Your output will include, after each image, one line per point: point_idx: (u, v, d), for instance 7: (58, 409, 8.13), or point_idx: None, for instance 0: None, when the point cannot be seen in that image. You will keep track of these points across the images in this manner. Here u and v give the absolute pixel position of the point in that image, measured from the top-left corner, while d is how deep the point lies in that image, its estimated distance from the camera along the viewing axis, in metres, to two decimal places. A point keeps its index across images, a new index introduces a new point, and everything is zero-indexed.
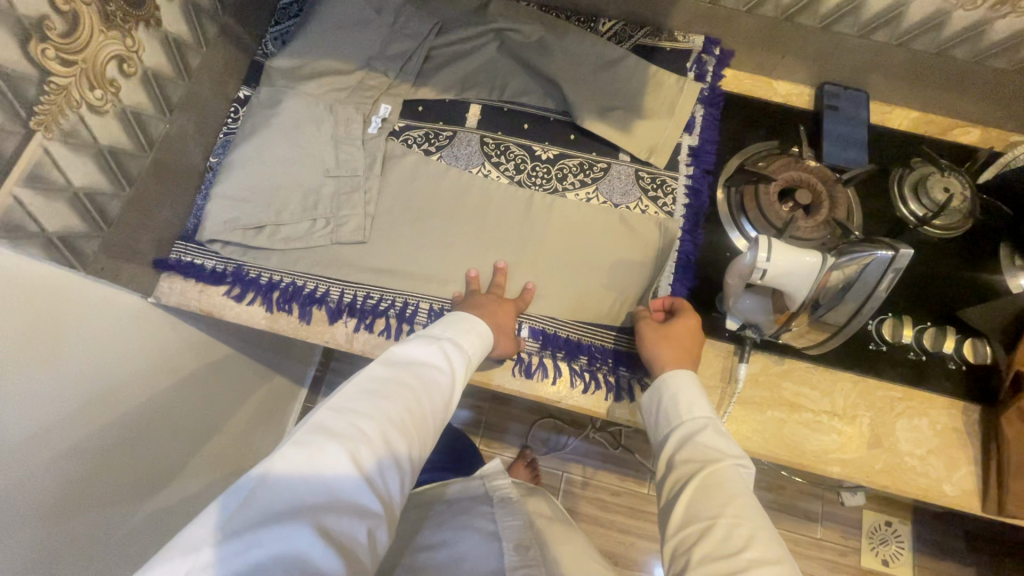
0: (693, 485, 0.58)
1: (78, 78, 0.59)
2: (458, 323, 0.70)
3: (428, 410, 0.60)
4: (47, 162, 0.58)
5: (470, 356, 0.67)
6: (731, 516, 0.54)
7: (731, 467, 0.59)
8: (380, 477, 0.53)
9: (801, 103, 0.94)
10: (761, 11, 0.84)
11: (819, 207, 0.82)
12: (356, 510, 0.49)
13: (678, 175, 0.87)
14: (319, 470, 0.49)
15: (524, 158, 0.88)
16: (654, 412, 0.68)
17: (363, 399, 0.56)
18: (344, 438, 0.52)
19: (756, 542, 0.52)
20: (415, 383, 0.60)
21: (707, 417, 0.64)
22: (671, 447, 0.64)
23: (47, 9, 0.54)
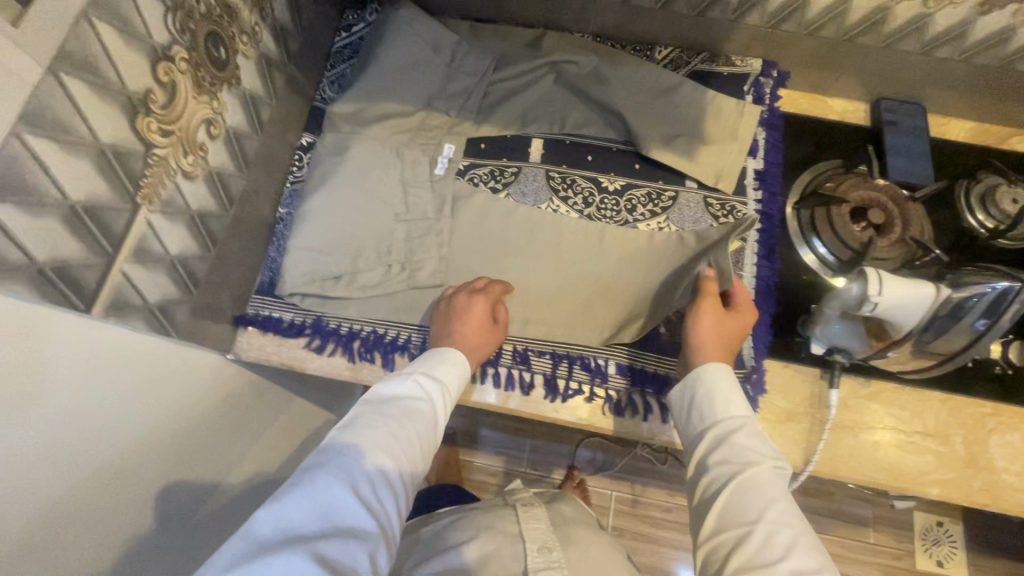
0: (727, 488, 0.58)
1: (175, 147, 0.59)
2: (432, 357, 0.71)
3: (412, 438, 0.61)
4: (149, 234, 0.57)
5: (449, 382, 0.69)
6: (769, 523, 0.54)
7: (769, 469, 0.59)
8: (374, 501, 0.54)
9: (857, 119, 0.94)
10: (824, 33, 0.84)
11: (892, 226, 0.82)
12: (350, 533, 0.50)
13: (747, 200, 0.87)
14: (310, 500, 0.51)
15: (591, 191, 0.87)
16: (685, 410, 0.68)
17: (351, 434, 0.59)
18: (333, 470, 0.54)
19: (796, 550, 0.52)
20: (397, 413, 0.63)
21: (744, 416, 0.64)
22: (701, 447, 0.64)
23: (151, 83, 0.53)
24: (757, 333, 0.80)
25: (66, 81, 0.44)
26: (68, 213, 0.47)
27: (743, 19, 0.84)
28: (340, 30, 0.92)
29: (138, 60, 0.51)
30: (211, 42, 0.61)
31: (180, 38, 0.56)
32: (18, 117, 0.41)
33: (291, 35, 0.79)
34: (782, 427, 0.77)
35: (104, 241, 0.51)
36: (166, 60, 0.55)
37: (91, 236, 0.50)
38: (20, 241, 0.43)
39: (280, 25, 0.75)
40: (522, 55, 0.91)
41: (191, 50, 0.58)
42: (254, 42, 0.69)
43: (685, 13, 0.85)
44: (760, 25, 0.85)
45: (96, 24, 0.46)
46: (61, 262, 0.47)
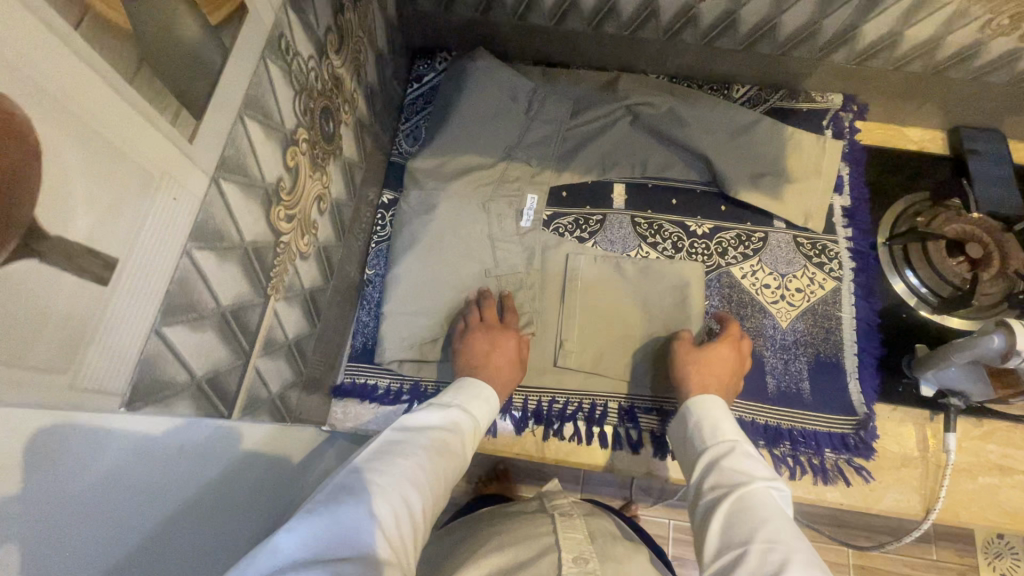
0: (722, 513, 0.54)
1: (296, 231, 0.57)
2: (464, 389, 0.66)
3: (439, 469, 0.54)
4: (274, 323, 0.55)
5: (475, 414, 0.64)
6: (761, 539, 0.50)
7: (761, 487, 0.55)
8: (391, 527, 0.46)
9: (935, 148, 0.93)
10: (910, 68, 0.83)
11: (990, 260, 0.80)
12: (361, 559, 0.42)
13: (838, 239, 0.85)
14: (327, 519, 0.44)
15: (679, 235, 0.86)
16: (684, 445, 0.66)
17: (369, 458, 0.52)
18: (350, 490, 0.47)
19: (793, 563, 0.47)
20: (422, 438, 0.56)
21: (733, 439, 0.62)
22: (701, 475, 0.60)
23: (282, 171, 0.51)
24: (864, 377, 0.78)
25: (224, 187, 0.42)
26: (219, 320, 0.45)
27: (828, 57, 0.83)
28: (412, 80, 0.92)
29: (273, 150, 0.49)
30: (323, 117, 0.59)
31: (303, 119, 0.54)
32: (188, 236, 0.39)
33: (377, 93, 0.77)
34: (899, 474, 0.75)
35: (243, 341, 0.49)
36: (292, 144, 0.53)
37: (235, 339, 0.47)
38: (185, 360, 0.41)
39: (370, 85, 0.73)
40: (598, 99, 0.90)
41: (310, 128, 0.56)
42: (352, 108, 0.67)
43: (769, 53, 0.84)
44: (845, 62, 0.84)
45: (247, 123, 0.44)
46: (212, 371, 0.45)
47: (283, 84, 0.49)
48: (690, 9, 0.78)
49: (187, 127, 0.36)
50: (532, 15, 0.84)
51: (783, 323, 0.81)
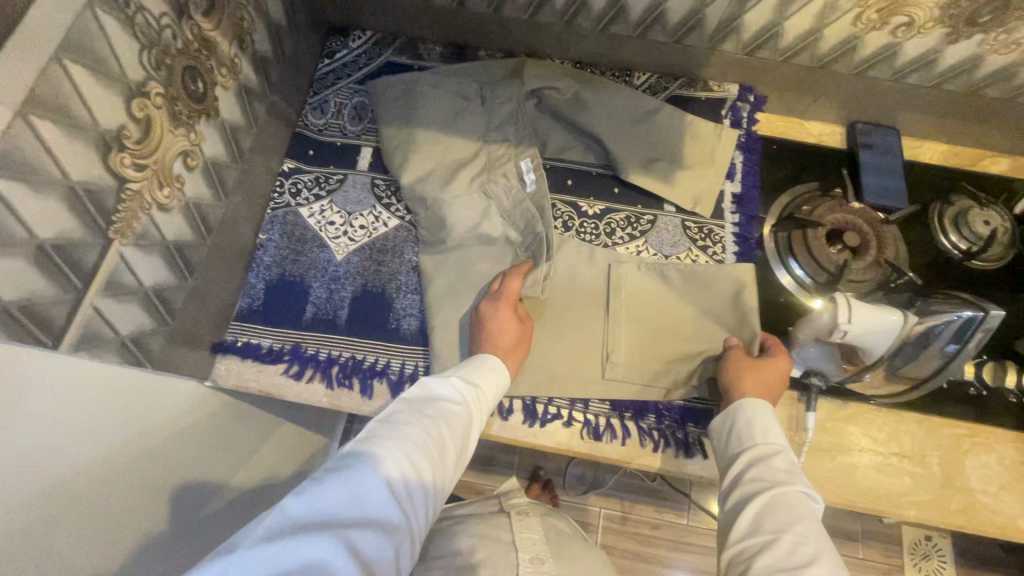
0: (760, 502, 0.59)
1: (150, 181, 0.59)
2: (472, 363, 0.69)
3: (449, 440, 0.59)
4: (120, 267, 0.57)
5: (484, 390, 0.67)
6: (796, 535, 0.55)
7: (798, 491, 0.59)
8: (403, 499, 0.52)
9: (833, 142, 0.96)
10: (797, 60, 0.85)
11: (867, 248, 0.84)
12: (376, 529, 0.48)
13: (724, 224, 0.88)
14: (345, 483, 0.50)
15: (571, 215, 0.88)
16: (724, 430, 0.69)
17: (387, 427, 0.56)
18: (370, 461, 0.52)
19: (820, 561, 0.53)
20: (434, 414, 0.60)
21: (778, 441, 0.65)
22: (740, 463, 0.64)
23: (126, 119, 0.54)
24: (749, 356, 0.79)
25: (37, 124, 0.45)
26: (36, 252, 0.47)
27: (718, 47, 0.86)
28: (324, 56, 0.94)
29: (112, 99, 0.52)
30: (188, 76, 0.61)
31: (157, 74, 0.57)
32: None
33: (272, 64, 0.80)
34: None
35: (73, 276, 0.51)
36: (142, 96, 0.55)
37: (59, 272, 0.50)
38: None
39: (260, 55, 0.76)
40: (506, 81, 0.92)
41: (167, 84, 0.59)
42: (233, 73, 0.70)
43: (662, 41, 0.86)
44: (736, 52, 0.86)
45: (69, 66, 0.46)
46: (29, 300, 0.47)
47: (123, 36, 0.52)
48: None
49: None
50: None
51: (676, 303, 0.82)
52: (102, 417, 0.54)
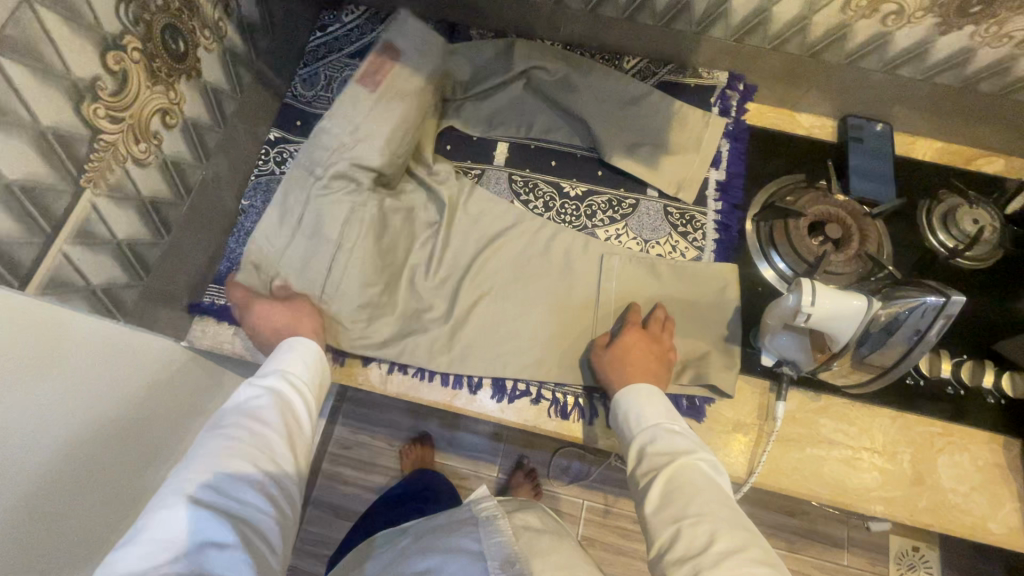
0: (659, 486, 0.59)
1: (125, 134, 0.60)
2: (279, 355, 0.69)
3: (270, 438, 0.60)
4: (93, 217, 0.58)
5: (292, 372, 0.68)
6: (692, 516, 0.56)
7: (698, 470, 0.60)
8: (228, 508, 0.54)
9: (823, 135, 0.95)
10: (787, 48, 0.84)
11: (850, 241, 0.82)
12: (209, 548, 0.50)
13: (707, 210, 0.87)
14: (157, 530, 0.50)
15: (552, 195, 0.88)
16: (616, 427, 0.70)
17: (189, 460, 0.57)
18: (168, 498, 0.53)
19: (722, 534, 0.54)
20: (239, 422, 0.60)
21: (655, 421, 0.66)
22: (632, 458, 0.65)
23: (100, 71, 0.55)
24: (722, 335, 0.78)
25: (7, 65, 0.46)
26: (4, 193, 0.48)
27: (707, 32, 0.85)
28: (316, 29, 0.95)
29: (85, 48, 0.53)
30: (168, 34, 0.63)
31: (134, 29, 0.58)
32: None
33: (260, 32, 0.81)
34: (726, 439, 0.77)
35: (42, 221, 0.53)
36: (117, 50, 0.56)
37: (28, 216, 0.51)
38: None
39: (247, 21, 0.77)
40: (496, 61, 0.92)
41: (146, 40, 0.60)
42: (217, 37, 0.71)
43: (651, 24, 0.86)
44: (725, 39, 0.86)
45: (39, 11, 0.48)
46: None
47: None
48: None
49: None
50: None
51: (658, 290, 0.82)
52: (81, 413, 0.57)
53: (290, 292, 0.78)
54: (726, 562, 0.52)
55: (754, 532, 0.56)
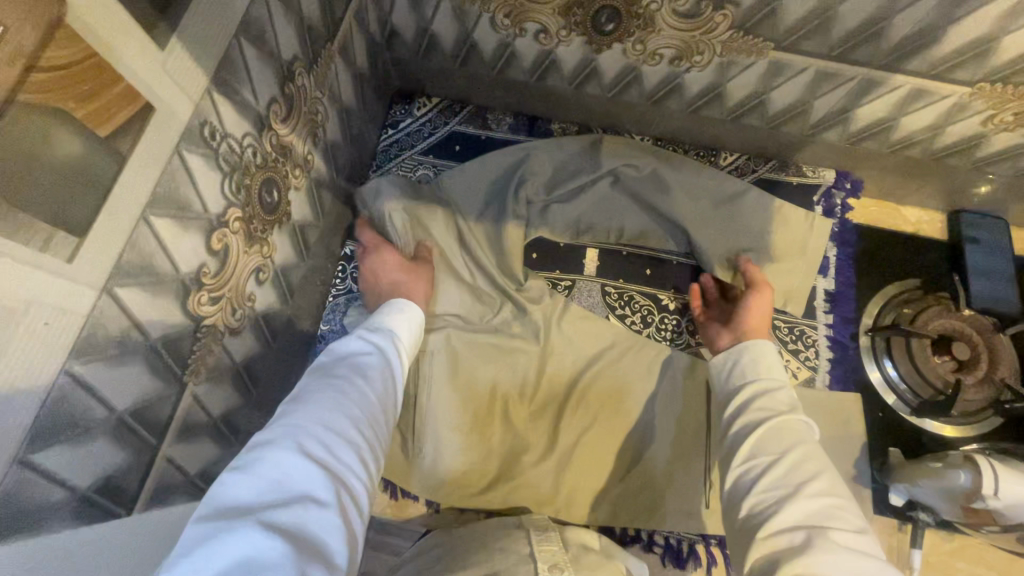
0: (765, 426, 0.52)
1: (224, 309, 0.54)
2: (381, 315, 0.63)
3: (374, 396, 0.51)
4: (193, 407, 0.53)
5: (398, 338, 0.61)
6: (796, 454, 0.49)
7: (803, 421, 0.53)
8: (334, 461, 0.42)
9: (933, 232, 0.87)
10: (908, 152, 0.78)
11: (977, 363, 0.76)
12: (311, 500, 0.38)
13: (817, 324, 0.81)
14: (260, 469, 0.39)
15: (649, 308, 0.83)
16: (722, 377, 0.63)
17: (298, 404, 0.46)
18: (280, 438, 0.41)
19: (822, 478, 0.47)
20: (349, 371, 0.52)
21: (778, 375, 0.59)
22: (739, 401, 0.58)
23: (205, 255, 0.49)
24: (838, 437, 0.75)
25: (120, 294, 0.40)
26: (112, 426, 0.42)
27: (819, 135, 0.79)
28: (387, 126, 0.89)
29: (193, 240, 0.47)
30: (265, 188, 0.56)
31: (236, 199, 0.52)
32: (69, 355, 0.36)
33: (340, 148, 0.74)
34: None
35: (148, 435, 0.47)
36: (221, 227, 0.50)
37: (136, 437, 0.45)
38: (63, 480, 0.39)
39: (330, 143, 0.70)
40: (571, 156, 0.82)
41: (245, 205, 0.53)
42: (305, 171, 0.65)
43: (758, 126, 0.79)
44: (838, 141, 0.79)
45: (154, 222, 0.41)
46: (104, 478, 0.43)
47: (207, 170, 0.46)
48: (675, 78, 0.74)
49: (65, 247, 0.34)
50: (512, 70, 0.80)
51: None
52: None
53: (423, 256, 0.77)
54: (818, 501, 0.45)
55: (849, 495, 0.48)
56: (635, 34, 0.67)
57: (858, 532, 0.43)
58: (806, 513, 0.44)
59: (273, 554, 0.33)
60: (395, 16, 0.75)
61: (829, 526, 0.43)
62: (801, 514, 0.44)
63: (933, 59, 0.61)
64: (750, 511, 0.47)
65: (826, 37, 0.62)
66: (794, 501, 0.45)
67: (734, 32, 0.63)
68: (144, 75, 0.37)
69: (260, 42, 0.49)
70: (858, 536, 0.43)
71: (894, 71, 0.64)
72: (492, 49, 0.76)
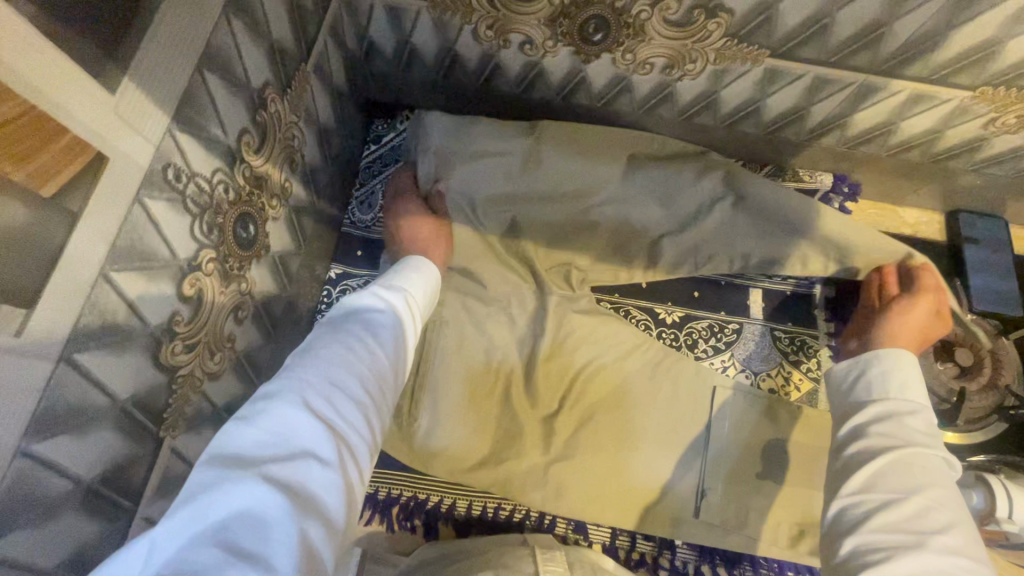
0: (891, 454, 0.48)
1: (200, 355, 0.51)
2: (394, 270, 0.58)
3: (390, 345, 0.46)
4: (172, 461, 0.50)
5: (413, 291, 0.55)
6: (927, 497, 0.44)
7: (939, 459, 0.48)
8: (342, 415, 0.38)
9: (931, 233, 0.86)
10: (907, 155, 0.76)
11: (979, 368, 0.75)
12: (314, 456, 0.35)
13: (818, 333, 0.79)
14: (266, 419, 0.35)
15: (647, 323, 0.81)
16: (847, 390, 0.58)
17: (306, 352, 0.41)
18: (286, 388, 0.37)
19: (953, 532, 0.43)
20: (365, 315, 0.46)
21: (923, 403, 0.53)
22: (867, 417, 0.53)
23: (177, 303, 0.46)
24: None
25: (81, 359, 0.37)
26: (79, 498, 0.40)
27: (816, 140, 0.76)
28: (369, 141, 0.86)
29: (161, 289, 0.43)
30: (241, 223, 0.53)
31: (208, 239, 0.48)
32: (24, 433, 0.33)
33: (320, 170, 0.71)
34: None
35: (121, 498, 0.44)
36: (193, 272, 0.47)
37: (108, 502, 0.43)
38: (26, 563, 0.36)
39: (309, 166, 0.67)
40: (594, 159, 0.74)
41: (219, 245, 0.50)
42: (283, 200, 0.61)
43: (753, 132, 0.77)
44: (836, 146, 0.77)
45: (116, 277, 0.38)
46: (74, 554, 0.40)
47: (174, 214, 0.43)
48: (667, 86, 0.71)
49: (12, 321, 0.31)
50: (497, 82, 0.77)
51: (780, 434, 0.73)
52: None
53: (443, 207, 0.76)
54: (945, 556, 0.41)
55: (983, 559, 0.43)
56: (624, 44, 0.64)
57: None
58: (931, 564, 0.40)
59: (273, 512, 0.31)
60: (372, 29, 0.71)
61: None
62: (925, 565, 0.40)
63: (935, 64, 0.59)
64: (857, 544, 0.44)
65: (824, 44, 0.59)
66: (918, 550, 0.41)
67: (728, 40, 0.61)
68: (93, 124, 0.34)
69: (226, 71, 0.46)
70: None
71: (894, 77, 0.62)
72: (476, 60, 0.73)
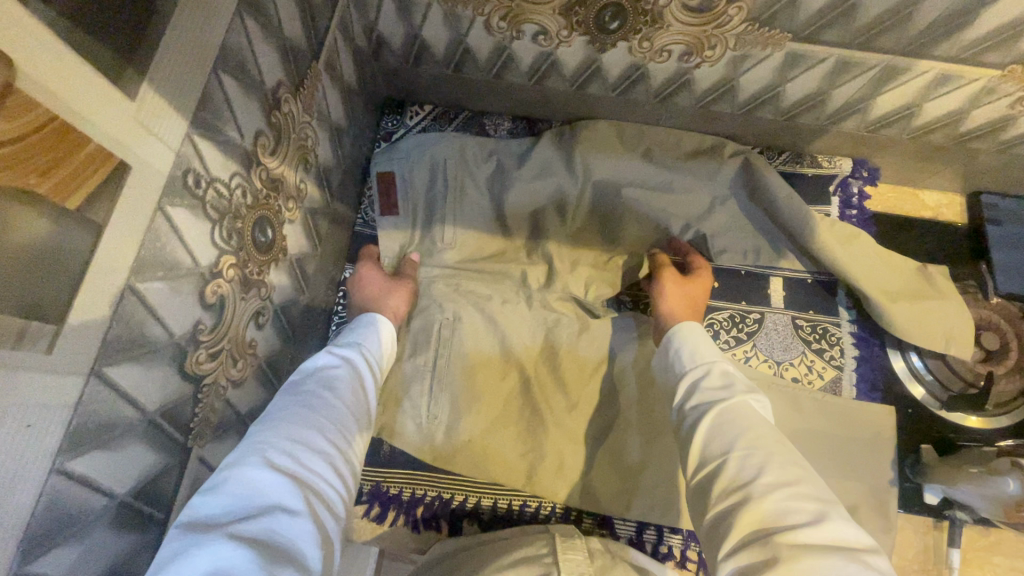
0: (707, 421, 0.50)
1: (224, 363, 0.50)
2: (354, 330, 0.63)
3: (345, 405, 0.50)
4: (200, 471, 0.49)
5: (367, 350, 0.60)
6: (742, 446, 0.46)
7: (745, 404, 0.50)
8: (304, 469, 0.41)
9: (952, 216, 0.84)
10: (931, 137, 0.74)
11: (1006, 352, 0.75)
12: (280, 508, 0.38)
13: (841, 321, 0.78)
14: (230, 484, 0.39)
15: None
16: (664, 371, 0.61)
17: (266, 421, 0.45)
18: (245, 455, 0.41)
19: (771, 467, 0.43)
20: (319, 381, 0.51)
21: (713, 358, 0.57)
22: (680, 396, 0.55)
23: (200, 312, 0.45)
24: (875, 431, 0.72)
25: (111, 373, 0.36)
26: (113, 512, 0.39)
27: (836, 125, 0.75)
28: (380, 139, 0.84)
29: (185, 298, 0.43)
30: (259, 227, 0.52)
31: (229, 246, 0.47)
32: (58, 451, 0.33)
33: (332, 170, 0.69)
34: None
35: (153, 511, 0.43)
36: (214, 279, 0.46)
37: (140, 516, 0.42)
38: None
39: (323, 167, 0.66)
40: (609, 155, 0.77)
41: (239, 251, 0.49)
42: (299, 202, 0.60)
43: (771, 119, 0.75)
44: (856, 130, 0.75)
45: (141, 288, 0.37)
46: (112, 569, 0.40)
47: (195, 222, 0.42)
48: (683, 74, 0.69)
49: (42, 338, 0.30)
50: (509, 74, 0.75)
51: (806, 424, 0.72)
52: None
53: (413, 273, 0.75)
54: (774, 496, 0.41)
55: (814, 473, 0.44)
56: (641, 32, 0.63)
57: (820, 520, 0.40)
58: (768, 511, 0.41)
59: (241, 562, 0.33)
60: (381, 23, 0.70)
61: (785, 526, 0.39)
62: (764, 515, 0.41)
63: (964, 43, 0.58)
64: (714, 517, 0.44)
65: (847, 26, 0.58)
66: (748, 505, 0.42)
67: (748, 25, 0.59)
68: (114, 132, 0.33)
69: (241, 73, 0.45)
70: (824, 526, 0.39)
71: (919, 57, 0.60)
72: (488, 52, 0.72)
